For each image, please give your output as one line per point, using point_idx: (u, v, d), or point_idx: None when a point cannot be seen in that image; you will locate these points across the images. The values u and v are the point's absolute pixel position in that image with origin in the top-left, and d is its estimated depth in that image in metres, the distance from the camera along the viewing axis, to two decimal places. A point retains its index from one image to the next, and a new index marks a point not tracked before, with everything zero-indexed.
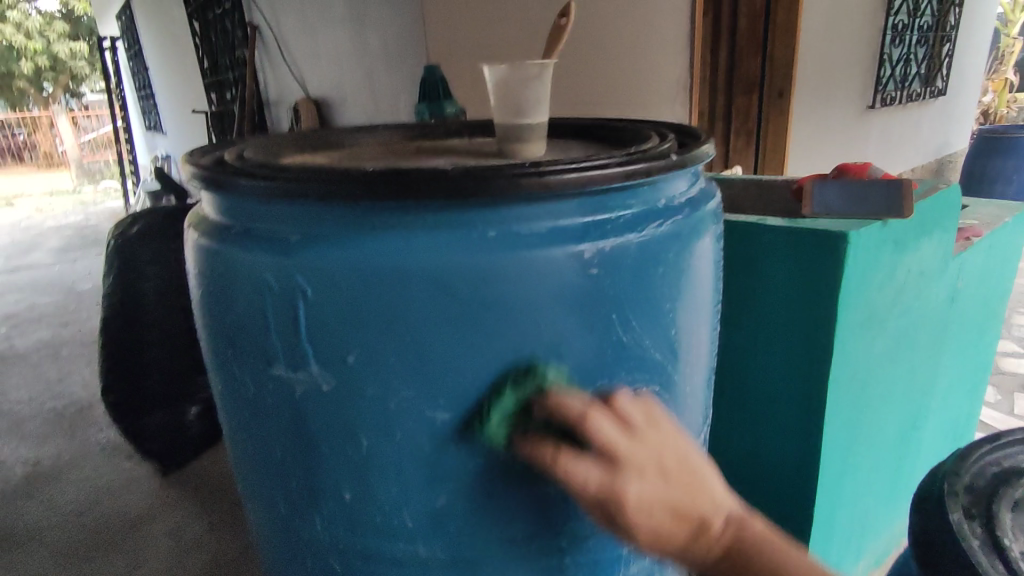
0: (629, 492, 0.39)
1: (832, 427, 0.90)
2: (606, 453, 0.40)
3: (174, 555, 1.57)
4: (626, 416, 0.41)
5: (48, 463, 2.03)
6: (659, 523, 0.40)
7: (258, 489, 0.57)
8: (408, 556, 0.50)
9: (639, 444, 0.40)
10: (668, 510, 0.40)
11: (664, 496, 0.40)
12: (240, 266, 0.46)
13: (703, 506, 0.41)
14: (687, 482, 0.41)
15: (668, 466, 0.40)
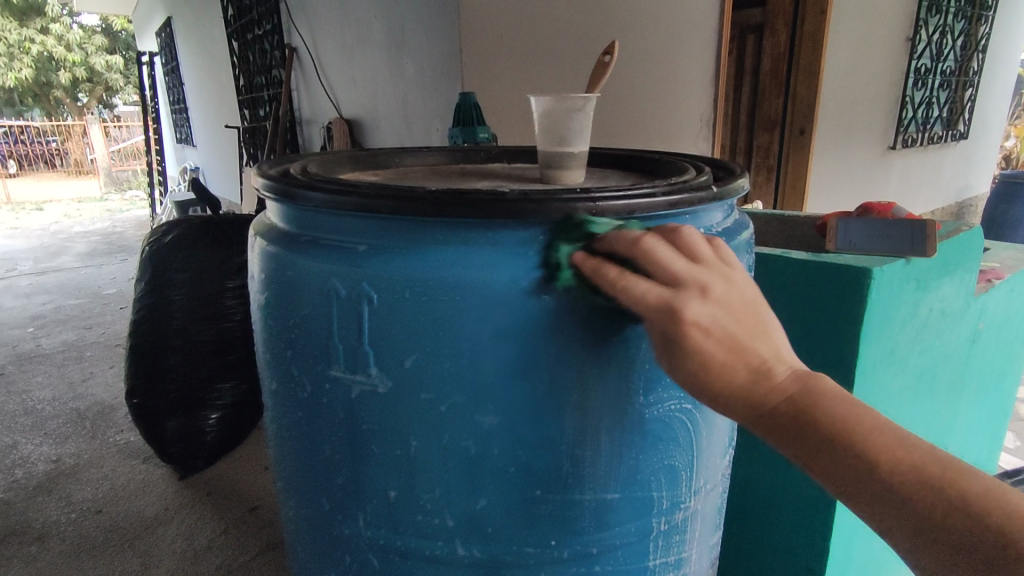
0: (692, 311, 0.40)
1: None
2: (674, 273, 0.41)
3: (188, 558, 1.58)
4: (696, 249, 0.43)
5: (68, 462, 2.06)
6: (721, 354, 0.41)
7: (298, 489, 0.59)
8: (446, 556, 0.52)
9: (705, 269, 0.42)
10: (725, 343, 0.41)
11: (726, 326, 0.41)
12: (308, 272, 0.49)
13: (764, 350, 0.42)
14: (753, 316, 0.42)
15: (734, 299, 0.42)
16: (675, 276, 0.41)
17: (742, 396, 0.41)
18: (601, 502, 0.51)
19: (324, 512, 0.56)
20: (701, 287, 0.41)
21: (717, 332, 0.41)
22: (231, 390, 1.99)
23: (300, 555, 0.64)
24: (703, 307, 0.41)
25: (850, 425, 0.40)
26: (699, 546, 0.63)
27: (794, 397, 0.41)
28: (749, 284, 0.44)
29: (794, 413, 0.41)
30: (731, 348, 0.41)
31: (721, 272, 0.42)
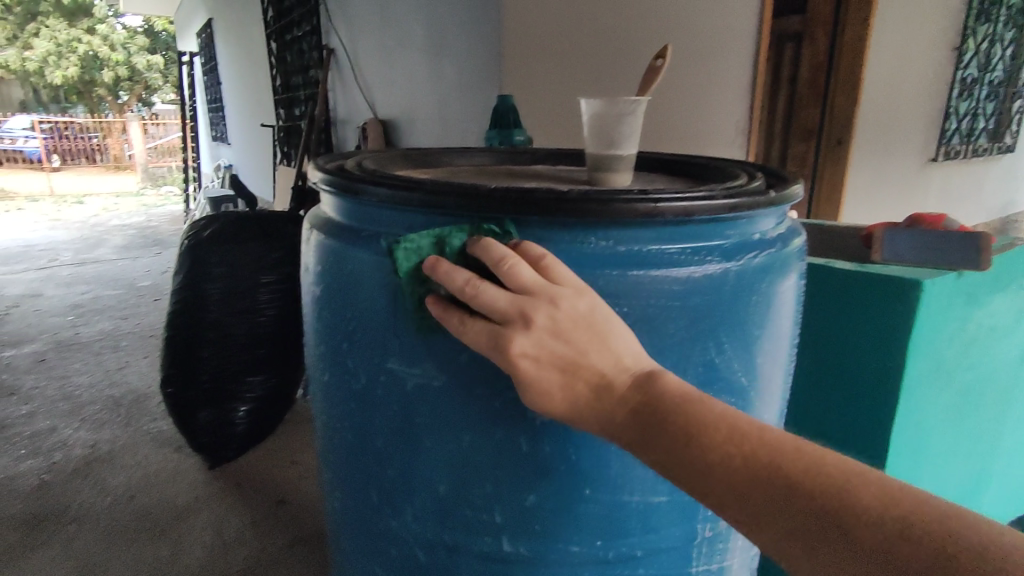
0: (516, 344, 0.40)
1: None
2: (500, 311, 0.41)
3: (217, 547, 1.61)
4: (518, 271, 0.41)
5: (103, 447, 2.12)
6: (557, 381, 0.42)
7: (344, 481, 0.60)
8: (493, 551, 0.52)
9: (530, 299, 0.40)
10: (558, 366, 0.41)
11: (556, 351, 0.41)
12: (368, 266, 0.50)
13: (599, 362, 0.41)
14: (587, 336, 0.41)
15: (561, 322, 0.40)
16: (500, 313, 0.41)
17: (590, 414, 0.42)
18: (648, 505, 0.51)
19: (370, 503, 0.57)
20: (524, 318, 0.40)
21: (543, 358, 0.41)
22: (262, 384, 2.00)
23: (342, 546, 0.65)
24: (527, 337, 0.40)
25: (692, 425, 0.40)
26: (742, 554, 0.62)
27: (637, 405, 0.41)
28: (583, 304, 0.41)
29: (639, 424, 0.41)
30: (567, 369, 0.41)
31: (546, 296, 0.41)
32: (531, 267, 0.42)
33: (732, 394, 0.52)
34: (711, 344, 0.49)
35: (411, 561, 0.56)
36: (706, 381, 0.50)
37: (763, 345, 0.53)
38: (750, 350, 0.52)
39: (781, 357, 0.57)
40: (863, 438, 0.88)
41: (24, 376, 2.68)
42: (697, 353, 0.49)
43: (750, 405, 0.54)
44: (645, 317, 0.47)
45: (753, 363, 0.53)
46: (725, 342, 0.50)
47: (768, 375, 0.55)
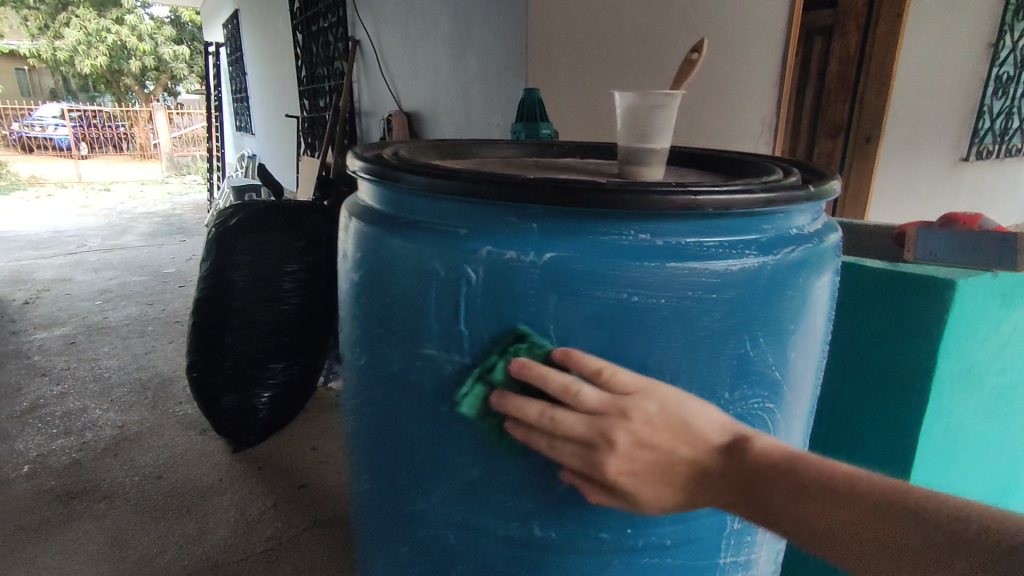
0: (610, 466, 0.42)
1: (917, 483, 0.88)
2: (584, 438, 0.43)
3: (240, 528, 1.65)
4: (583, 391, 0.43)
5: (131, 428, 2.18)
6: (656, 487, 0.43)
7: (374, 464, 0.62)
8: (521, 535, 0.53)
9: (605, 418, 0.42)
10: (656, 467, 0.43)
11: (646, 459, 0.42)
12: (406, 253, 0.51)
13: (688, 450, 0.43)
14: (670, 438, 0.42)
15: (642, 433, 0.42)
16: (588, 438, 0.43)
17: (693, 509, 0.44)
18: None
19: (402, 485, 0.58)
20: (611, 440, 0.42)
21: (642, 471, 0.42)
22: (284, 370, 2.03)
23: (372, 528, 0.66)
24: (619, 456, 0.42)
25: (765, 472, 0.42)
26: (767, 549, 0.63)
27: (728, 476, 0.43)
28: (652, 406, 0.42)
29: (746, 499, 0.42)
30: (661, 469, 0.43)
31: (617, 411, 0.42)
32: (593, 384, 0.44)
33: (765, 390, 0.52)
34: (746, 337, 0.49)
35: (439, 543, 0.58)
36: (739, 375, 0.50)
37: (797, 341, 0.53)
38: (784, 345, 0.52)
39: (814, 353, 0.57)
40: (890, 438, 0.87)
41: (55, 357, 2.76)
42: (732, 346, 0.49)
43: (783, 400, 0.54)
44: (682, 308, 0.47)
45: (786, 358, 0.53)
46: (760, 336, 0.50)
47: (802, 371, 0.55)
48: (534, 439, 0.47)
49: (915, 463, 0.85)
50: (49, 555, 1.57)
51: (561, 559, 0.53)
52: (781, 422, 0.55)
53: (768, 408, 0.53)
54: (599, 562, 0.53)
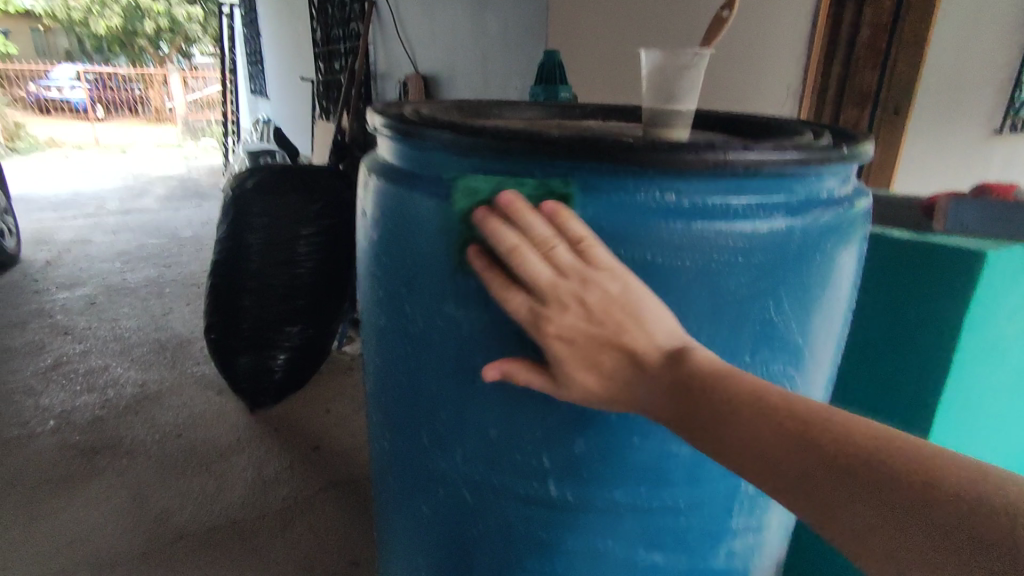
0: (554, 322, 0.42)
1: None
2: (536, 285, 0.42)
3: (258, 485, 1.70)
4: (557, 251, 0.42)
5: (152, 386, 2.23)
6: (590, 354, 0.43)
7: (394, 422, 0.62)
8: (539, 494, 0.54)
9: (564, 281, 0.42)
10: (595, 341, 0.42)
11: (591, 329, 0.42)
12: (427, 211, 0.51)
13: (638, 337, 0.42)
14: (624, 312, 0.42)
15: (594, 301, 0.42)
16: (538, 289, 0.42)
17: (613, 382, 0.44)
18: (696, 459, 0.52)
19: (420, 444, 0.59)
20: (562, 299, 0.42)
21: (579, 338, 0.42)
22: (299, 334, 2.04)
23: (391, 486, 0.67)
24: (566, 317, 0.42)
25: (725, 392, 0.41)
26: (780, 515, 0.63)
27: (677, 381, 0.42)
28: (617, 285, 0.42)
29: (680, 402, 0.42)
30: (604, 345, 0.42)
31: (579, 278, 0.42)
32: (568, 250, 0.43)
33: (787, 356, 0.52)
34: (771, 302, 0.48)
35: (457, 501, 0.58)
36: (762, 339, 0.49)
37: (822, 307, 0.52)
38: (809, 311, 0.51)
39: (840, 320, 0.56)
40: (909, 412, 0.86)
41: (76, 317, 2.81)
42: (756, 310, 0.48)
43: (804, 367, 0.53)
44: (707, 270, 0.46)
45: (811, 324, 0.52)
46: (785, 301, 0.49)
47: (825, 338, 0.55)
48: (489, 271, 0.46)
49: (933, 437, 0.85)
50: (75, 507, 1.63)
51: (579, 519, 0.54)
52: (802, 389, 0.55)
53: (789, 374, 0.52)
54: (616, 522, 0.54)
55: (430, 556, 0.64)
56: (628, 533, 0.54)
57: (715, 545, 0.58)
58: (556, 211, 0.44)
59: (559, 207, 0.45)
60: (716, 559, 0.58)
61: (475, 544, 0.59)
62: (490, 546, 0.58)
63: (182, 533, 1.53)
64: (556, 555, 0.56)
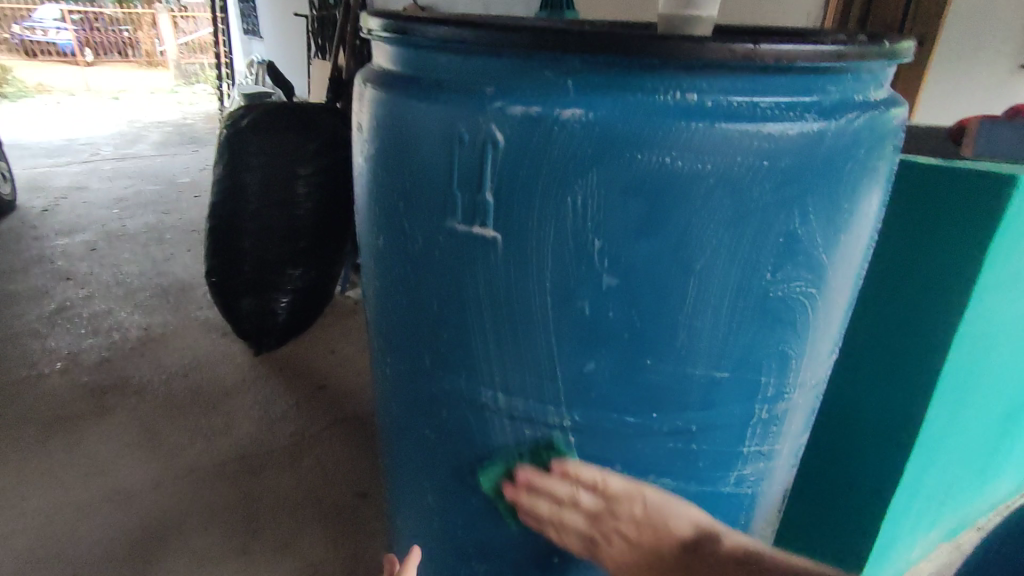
0: (606, 554, 0.55)
1: (946, 389, 0.86)
2: (582, 532, 0.55)
3: (265, 424, 1.71)
4: (581, 500, 0.54)
5: (156, 330, 2.23)
6: (636, 567, 0.54)
7: (396, 348, 0.60)
8: (546, 416, 0.52)
9: (599, 522, 0.54)
10: (638, 555, 0.53)
11: (632, 555, 0.54)
12: (427, 117, 0.47)
13: (668, 539, 0.52)
14: (651, 536, 0.53)
15: (628, 531, 0.53)
16: (586, 533, 0.55)
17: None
18: (710, 380, 0.50)
19: (424, 366, 0.57)
20: (605, 536, 0.54)
21: (628, 560, 0.54)
22: (302, 277, 2.01)
23: (395, 412, 0.66)
24: (612, 548, 0.54)
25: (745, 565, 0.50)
26: (792, 440, 0.62)
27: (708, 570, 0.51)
28: (635, 509, 0.53)
29: None
30: (647, 558, 0.53)
31: (608, 513, 0.53)
32: (591, 491, 0.54)
33: (810, 274, 0.49)
34: (796, 213, 0.46)
35: (463, 425, 0.57)
36: (785, 254, 0.47)
37: (849, 221, 0.49)
38: (835, 224, 0.48)
39: (866, 238, 0.53)
40: (926, 342, 0.83)
41: (78, 263, 2.79)
42: (780, 222, 0.45)
43: (827, 285, 0.51)
44: (730, 177, 0.43)
45: (837, 240, 0.49)
46: (811, 213, 0.46)
47: (849, 257, 0.52)
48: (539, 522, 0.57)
49: (947, 368, 0.83)
50: (87, 443, 1.65)
51: (587, 441, 0.53)
52: (823, 310, 0.52)
53: (811, 293, 0.50)
54: (626, 443, 0.53)
55: (437, 480, 0.64)
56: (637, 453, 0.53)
57: (725, 469, 0.57)
58: (567, 465, 0.54)
59: (568, 461, 0.54)
60: (725, 482, 0.57)
61: (482, 465, 0.58)
62: (497, 467, 0.57)
63: (193, 467, 1.55)
64: None
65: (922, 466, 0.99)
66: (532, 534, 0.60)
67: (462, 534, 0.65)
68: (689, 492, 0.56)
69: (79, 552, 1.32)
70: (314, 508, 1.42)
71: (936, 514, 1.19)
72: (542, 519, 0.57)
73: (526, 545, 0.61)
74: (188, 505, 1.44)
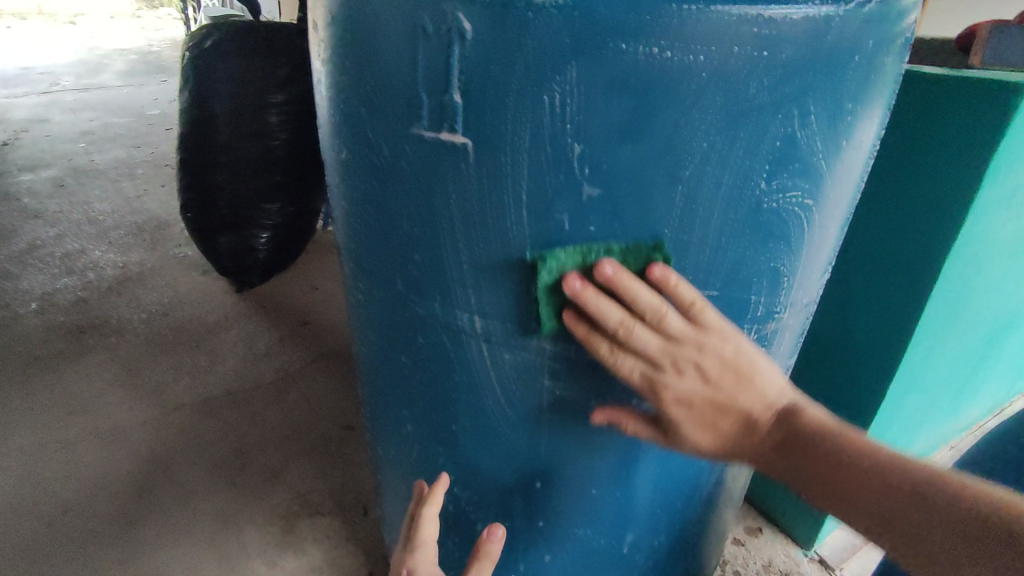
0: (672, 389, 0.46)
1: (932, 313, 0.85)
2: (652, 353, 0.45)
3: (250, 359, 1.70)
4: (668, 319, 0.44)
5: (133, 268, 2.17)
6: (703, 413, 0.48)
7: (369, 274, 0.57)
8: (526, 341, 0.50)
9: (676, 346, 0.44)
10: (708, 404, 0.47)
11: (704, 395, 0.47)
12: (385, 6, 0.42)
13: (749, 401, 0.47)
14: (732, 379, 0.46)
15: (709, 367, 0.45)
16: (654, 359, 0.45)
17: (722, 444, 0.50)
18: (697, 298, 0.47)
19: (397, 291, 0.54)
20: (678, 366, 0.45)
21: (696, 401, 0.47)
22: (279, 211, 1.93)
23: (371, 341, 0.64)
24: (682, 383, 0.46)
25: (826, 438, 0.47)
26: (778, 364, 0.61)
27: (781, 442, 0.48)
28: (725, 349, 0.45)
29: (784, 456, 0.48)
30: (716, 411, 0.47)
31: (693, 344, 0.45)
32: (678, 314, 0.45)
33: (806, 182, 0.45)
34: (795, 111, 0.42)
35: (442, 353, 0.55)
36: (781, 158, 0.43)
37: (853, 123, 0.45)
38: (837, 126, 0.44)
39: (869, 147, 0.49)
40: (918, 264, 0.81)
41: (47, 201, 2.68)
42: (778, 121, 0.42)
43: (824, 196, 0.47)
44: (723, 69, 0.39)
45: (837, 145, 0.46)
46: (811, 112, 0.42)
47: (848, 166, 0.48)
48: (591, 335, 0.46)
49: (936, 291, 0.82)
50: (69, 382, 1.63)
51: (569, 366, 0.51)
52: (818, 223, 0.49)
53: (807, 204, 0.47)
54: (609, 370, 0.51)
55: (415, 409, 0.62)
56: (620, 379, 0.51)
57: None
58: (662, 271, 0.44)
59: (666, 269, 0.44)
60: None
61: (460, 393, 0.57)
62: (476, 394, 0.56)
63: (178, 403, 1.55)
64: (544, 401, 0.54)
65: (903, 392, 1.00)
66: (515, 462, 0.59)
67: (443, 463, 0.64)
68: None
69: (70, 484, 1.33)
70: (302, 440, 1.43)
71: (913, 438, 1.22)
72: (599, 330, 0.46)
73: (506, 472, 0.61)
74: (175, 439, 1.44)
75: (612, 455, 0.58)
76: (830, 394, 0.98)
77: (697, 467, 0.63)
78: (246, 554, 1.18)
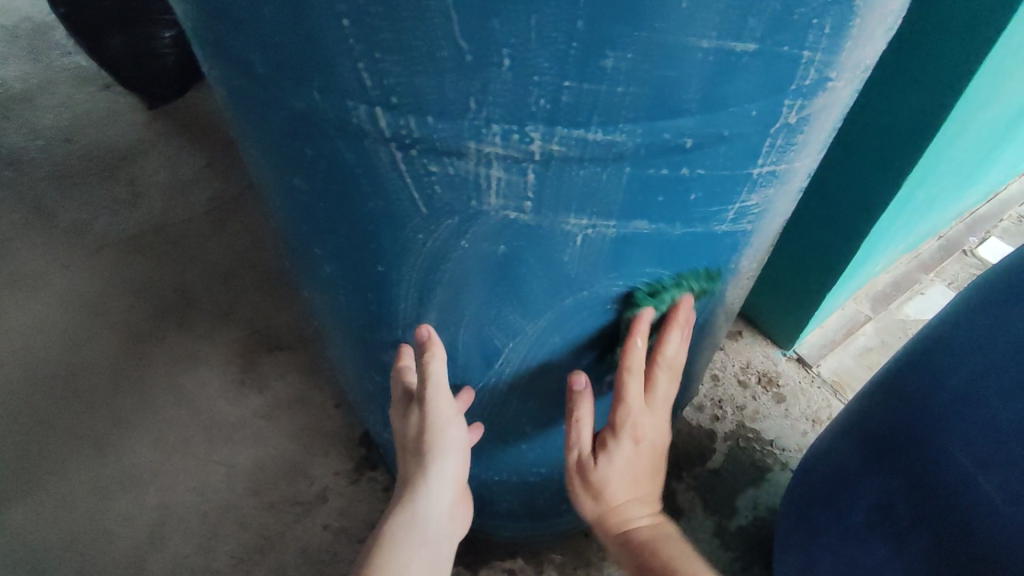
0: (626, 434, 0.54)
1: (960, 112, 0.74)
2: (650, 400, 0.53)
3: (176, 188, 1.48)
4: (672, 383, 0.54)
5: (16, 85, 1.78)
6: (622, 470, 0.55)
7: (218, 54, 0.37)
8: (456, 145, 0.33)
9: (661, 407, 0.54)
10: (640, 464, 0.56)
11: (636, 460, 0.55)
12: None
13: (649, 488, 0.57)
14: (650, 468, 0.57)
15: (653, 446, 0.56)
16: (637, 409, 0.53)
17: (609, 499, 0.56)
18: (724, 61, 0.30)
19: (259, 79, 0.35)
20: (649, 421, 0.54)
21: (624, 457, 0.55)
22: None
23: (259, 158, 0.45)
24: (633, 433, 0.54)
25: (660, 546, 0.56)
26: (808, 161, 0.45)
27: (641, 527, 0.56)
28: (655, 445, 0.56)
29: (641, 536, 0.56)
30: (626, 478, 0.56)
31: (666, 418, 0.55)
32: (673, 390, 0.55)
33: None
34: None
35: (342, 170, 0.38)
36: None
37: None
38: None
39: None
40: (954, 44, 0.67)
41: None
42: None
43: None
44: None
45: None
46: None
47: None
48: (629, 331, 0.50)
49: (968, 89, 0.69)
50: None
51: (524, 179, 0.34)
52: None
53: None
54: (583, 183, 0.35)
55: (331, 247, 0.47)
56: (601, 194, 0.35)
57: (720, 205, 0.40)
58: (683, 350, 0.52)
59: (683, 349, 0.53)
60: (720, 221, 0.42)
61: (380, 226, 0.41)
62: (400, 226, 0.40)
63: (103, 243, 1.37)
64: (495, 231, 0.38)
65: (907, 201, 0.93)
66: (467, 308, 0.46)
67: (379, 311, 0.51)
68: (672, 238, 0.41)
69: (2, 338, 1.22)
70: (251, 276, 1.29)
71: (907, 240, 1.19)
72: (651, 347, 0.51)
73: (456, 319, 0.48)
74: (109, 282, 1.30)
75: (591, 293, 0.45)
76: (838, 200, 0.90)
77: (695, 297, 0.51)
78: (209, 397, 1.12)
